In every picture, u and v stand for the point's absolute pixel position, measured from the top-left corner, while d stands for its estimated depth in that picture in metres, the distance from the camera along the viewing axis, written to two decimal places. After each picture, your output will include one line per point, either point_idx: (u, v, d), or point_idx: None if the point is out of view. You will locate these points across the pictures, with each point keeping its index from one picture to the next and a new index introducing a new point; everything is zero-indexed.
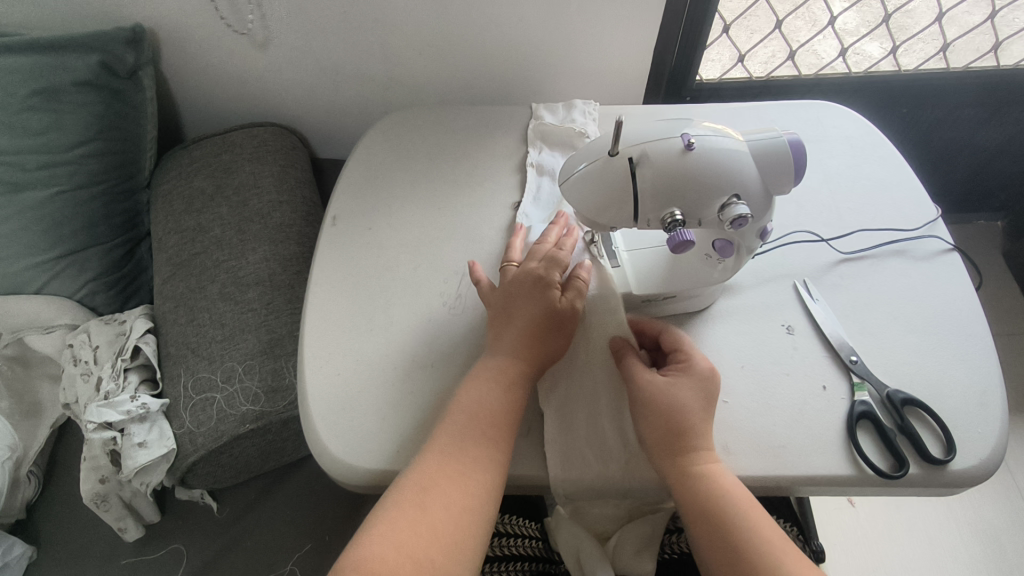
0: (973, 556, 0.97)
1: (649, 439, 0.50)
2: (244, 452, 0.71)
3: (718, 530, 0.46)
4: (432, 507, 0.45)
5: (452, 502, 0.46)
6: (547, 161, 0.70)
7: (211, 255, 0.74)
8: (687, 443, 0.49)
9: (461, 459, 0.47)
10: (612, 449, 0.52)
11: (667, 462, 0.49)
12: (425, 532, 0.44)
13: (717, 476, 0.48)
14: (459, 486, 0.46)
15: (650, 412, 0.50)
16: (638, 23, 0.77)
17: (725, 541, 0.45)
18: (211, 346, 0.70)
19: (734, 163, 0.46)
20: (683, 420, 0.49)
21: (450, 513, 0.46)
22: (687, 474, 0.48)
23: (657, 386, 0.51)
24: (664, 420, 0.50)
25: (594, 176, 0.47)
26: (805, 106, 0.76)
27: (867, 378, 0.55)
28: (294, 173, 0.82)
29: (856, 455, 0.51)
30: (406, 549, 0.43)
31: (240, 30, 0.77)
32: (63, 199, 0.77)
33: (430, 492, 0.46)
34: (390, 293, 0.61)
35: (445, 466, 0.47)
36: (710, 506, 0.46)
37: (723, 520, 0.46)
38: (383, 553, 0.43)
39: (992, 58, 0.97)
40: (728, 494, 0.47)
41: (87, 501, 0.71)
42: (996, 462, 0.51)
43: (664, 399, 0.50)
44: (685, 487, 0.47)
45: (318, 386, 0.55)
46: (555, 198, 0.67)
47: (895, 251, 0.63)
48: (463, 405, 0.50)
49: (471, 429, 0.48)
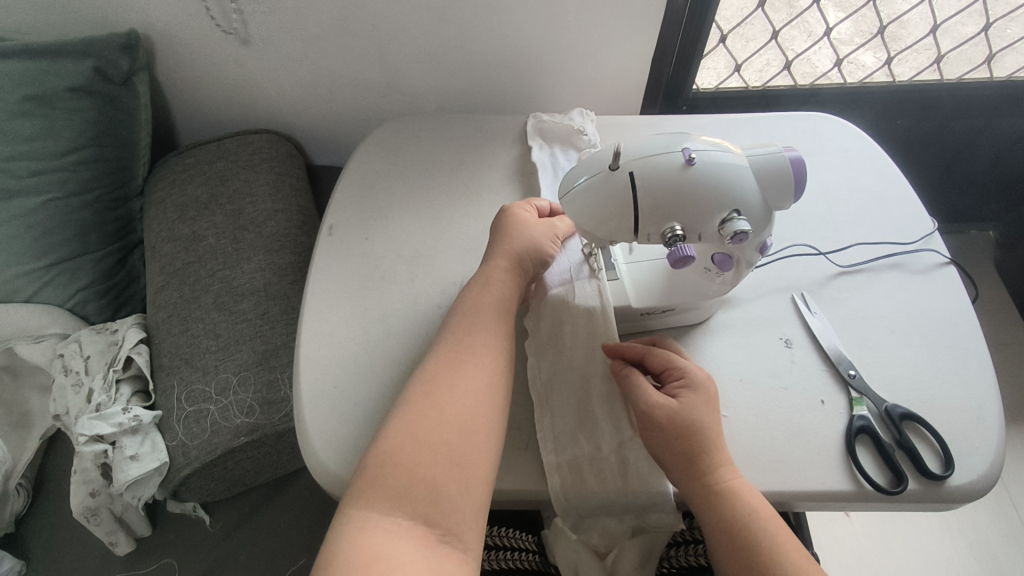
0: (967, 567, 0.97)
1: (668, 461, 0.50)
2: (239, 465, 0.69)
3: (745, 551, 0.46)
4: (443, 401, 0.48)
5: (464, 393, 0.48)
6: (545, 156, 0.71)
7: (205, 264, 0.73)
8: (704, 461, 0.49)
9: (468, 356, 0.51)
10: (611, 469, 0.51)
11: (689, 483, 0.49)
12: (440, 422, 0.47)
13: (741, 493, 0.48)
14: (469, 381, 0.49)
15: (667, 434, 0.50)
16: (636, 33, 0.77)
17: (755, 564, 0.46)
18: (206, 356, 0.69)
19: (734, 178, 0.46)
20: (703, 439, 0.49)
21: (462, 403, 0.48)
22: (713, 495, 0.48)
23: (671, 410, 0.50)
24: (684, 442, 0.49)
25: (594, 190, 0.47)
26: (803, 118, 0.76)
27: (865, 393, 0.54)
28: (289, 180, 0.81)
29: (855, 471, 0.51)
30: (424, 438, 0.46)
31: (227, 30, 0.75)
32: (54, 207, 0.76)
33: (439, 389, 0.48)
34: (386, 304, 0.61)
35: (451, 364, 0.50)
36: (736, 527, 0.46)
37: (749, 539, 0.46)
38: (403, 445, 0.45)
39: (985, 69, 0.97)
40: (754, 513, 0.47)
41: (78, 516, 0.70)
42: (993, 477, 0.51)
43: (681, 420, 0.50)
44: (712, 508, 0.47)
45: (314, 399, 0.55)
46: (554, 192, 0.68)
47: (892, 264, 0.64)
48: (469, 307, 0.54)
49: (467, 346, 0.51)
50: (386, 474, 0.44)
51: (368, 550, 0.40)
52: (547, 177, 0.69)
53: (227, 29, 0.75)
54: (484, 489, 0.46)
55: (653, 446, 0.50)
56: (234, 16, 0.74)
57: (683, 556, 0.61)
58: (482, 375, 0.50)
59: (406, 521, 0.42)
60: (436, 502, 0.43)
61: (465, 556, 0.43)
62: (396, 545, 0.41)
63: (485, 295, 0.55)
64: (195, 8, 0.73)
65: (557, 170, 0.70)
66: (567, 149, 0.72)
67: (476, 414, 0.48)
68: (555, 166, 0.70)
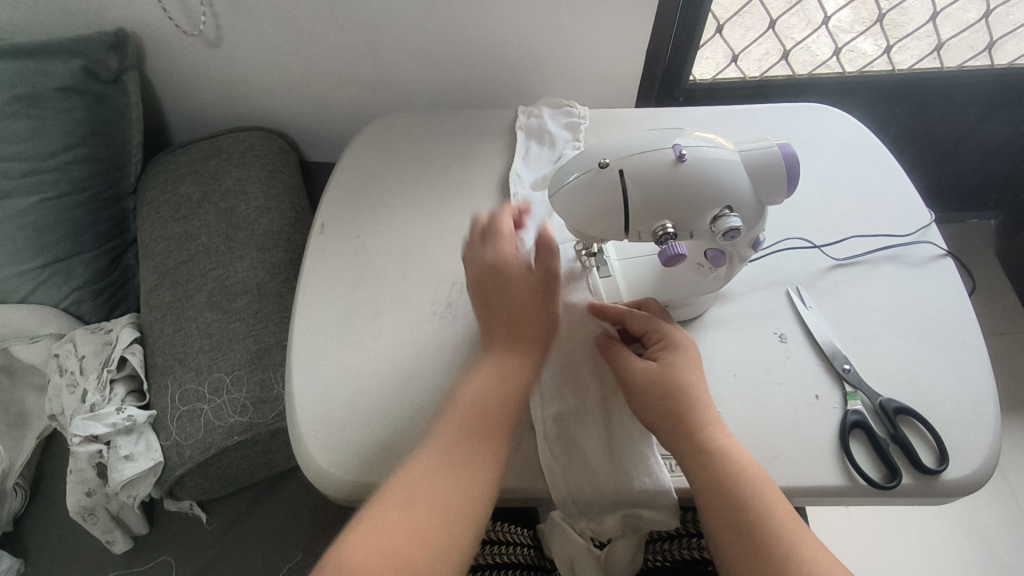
0: (967, 558, 0.97)
1: (657, 421, 0.49)
2: (234, 464, 0.69)
3: (734, 511, 0.45)
4: (447, 475, 0.44)
5: (475, 463, 0.45)
6: (536, 124, 0.72)
7: (198, 264, 0.73)
8: (687, 423, 0.48)
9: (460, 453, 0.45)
10: (600, 453, 0.51)
11: (679, 442, 0.48)
12: (440, 494, 0.43)
13: (728, 450, 0.47)
14: (480, 456, 0.45)
15: (651, 396, 0.49)
16: (630, 25, 0.76)
17: (743, 526, 0.44)
18: (199, 356, 0.69)
19: (725, 173, 0.46)
20: (688, 399, 0.49)
21: (444, 503, 0.43)
22: (701, 454, 0.47)
23: (651, 373, 0.50)
24: (672, 400, 0.49)
25: (586, 188, 0.46)
26: (799, 109, 0.75)
27: (860, 388, 0.54)
28: (283, 177, 0.81)
29: (848, 465, 0.51)
30: (419, 508, 0.43)
31: (191, 32, 0.75)
32: (46, 207, 0.76)
33: (425, 484, 0.44)
34: (379, 303, 0.61)
35: (439, 469, 0.44)
36: (726, 485, 0.45)
37: (735, 496, 0.45)
38: (371, 542, 0.41)
39: (986, 57, 0.96)
40: (742, 470, 0.46)
41: (74, 515, 0.70)
42: (989, 472, 0.51)
43: (661, 381, 0.50)
44: (701, 464, 0.47)
45: (306, 400, 0.55)
46: (543, 159, 0.69)
47: (889, 257, 0.63)
48: (467, 400, 0.48)
49: (497, 390, 0.48)
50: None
51: None
52: (549, 167, 0.68)
53: (190, 31, 0.75)
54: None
55: (640, 407, 0.50)
56: (202, 18, 0.74)
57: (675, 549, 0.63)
58: (469, 493, 0.44)
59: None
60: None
61: None
62: None
63: (491, 374, 0.49)
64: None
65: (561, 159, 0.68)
66: (557, 115, 0.73)
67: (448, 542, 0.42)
68: (544, 132, 0.71)
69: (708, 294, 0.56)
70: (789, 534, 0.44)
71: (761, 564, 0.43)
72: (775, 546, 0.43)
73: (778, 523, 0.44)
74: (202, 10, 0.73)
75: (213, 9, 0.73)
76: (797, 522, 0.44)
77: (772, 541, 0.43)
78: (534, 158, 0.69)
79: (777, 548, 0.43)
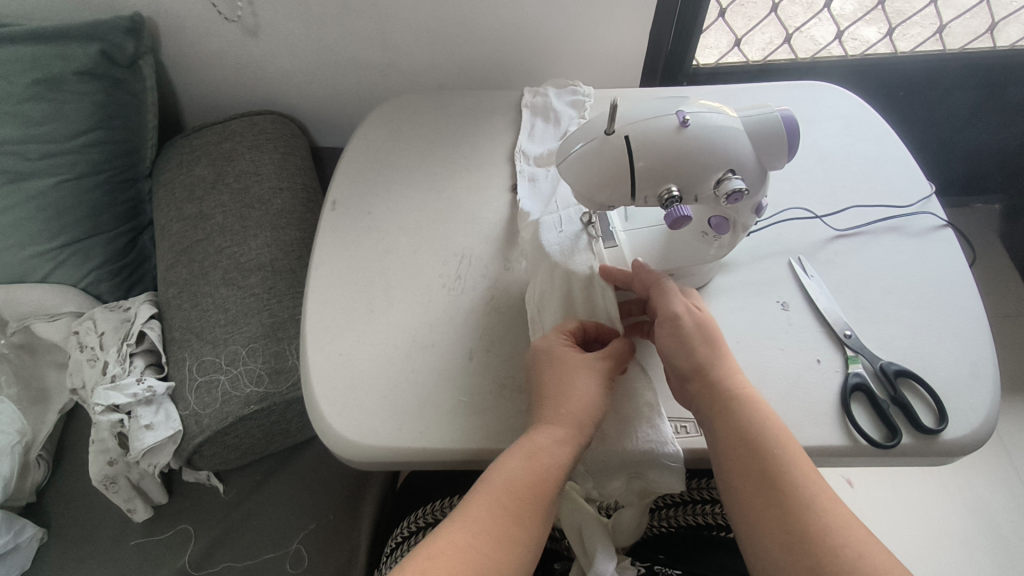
0: (971, 536, 0.98)
1: (685, 364, 0.51)
2: (250, 433, 0.70)
3: (749, 451, 0.46)
4: (522, 477, 0.46)
5: (552, 461, 0.47)
6: (540, 101, 0.74)
7: (213, 242, 0.75)
8: (723, 370, 0.50)
9: (493, 520, 0.45)
10: (611, 420, 0.52)
11: (708, 389, 0.50)
12: (512, 492, 0.45)
13: (754, 401, 0.49)
14: (555, 455, 0.47)
15: (692, 340, 0.51)
16: (634, 7, 0.77)
17: (762, 470, 0.45)
18: (216, 330, 0.71)
19: (727, 138, 0.47)
20: (721, 349, 0.51)
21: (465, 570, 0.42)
22: (729, 403, 0.48)
23: (690, 318, 0.51)
24: (702, 346, 0.51)
25: (592, 154, 0.47)
26: (801, 87, 0.76)
27: (861, 352, 0.55)
28: (294, 160, 0.83)
29: (850, 426, 0.52)
30: (496, 508, 0.45)
31: (231, 18, 0.78)
32: (66, 188, 0.78)
33: (450, 542, 0.43)
34: (390, 275, 0.62)
35: (468, 538, 0.44)
36: (747, 432, 0.47)
37: (756, 443, 0.46)
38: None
39: (988, 39, 0.97)
40: (765, 420, 0.47)
41: (97, 484, 0.71)
42: (987, 432, 0.52)
43: (701, 328, 0.51)
44: (726, 413, 0.48)
45: (320, 366, 0.56)
46: (548, 134, 0.71)
47: (890, 228, 0.64)
48: (504, 479, 0.46)
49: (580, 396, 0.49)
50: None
51: None
52: (554, 143, 0.70)
53: (230, 17, 0.78)
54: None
55: (671, 350, 0.51)
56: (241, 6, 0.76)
57: (679, 516, 0.65)
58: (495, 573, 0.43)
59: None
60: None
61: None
62: None
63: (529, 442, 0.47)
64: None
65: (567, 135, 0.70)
66: (562, 92, 0.74)
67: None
68: (548, 109, 0.73)
69: (711, 263, 0.57)
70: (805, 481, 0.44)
71: (774, 506, 0.44)
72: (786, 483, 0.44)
73: (793, 463, 0.45)
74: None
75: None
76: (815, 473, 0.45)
77: (789, 485, 0.44)
78: (540, 135, 0.71)
79: (794, 492, 0.44)
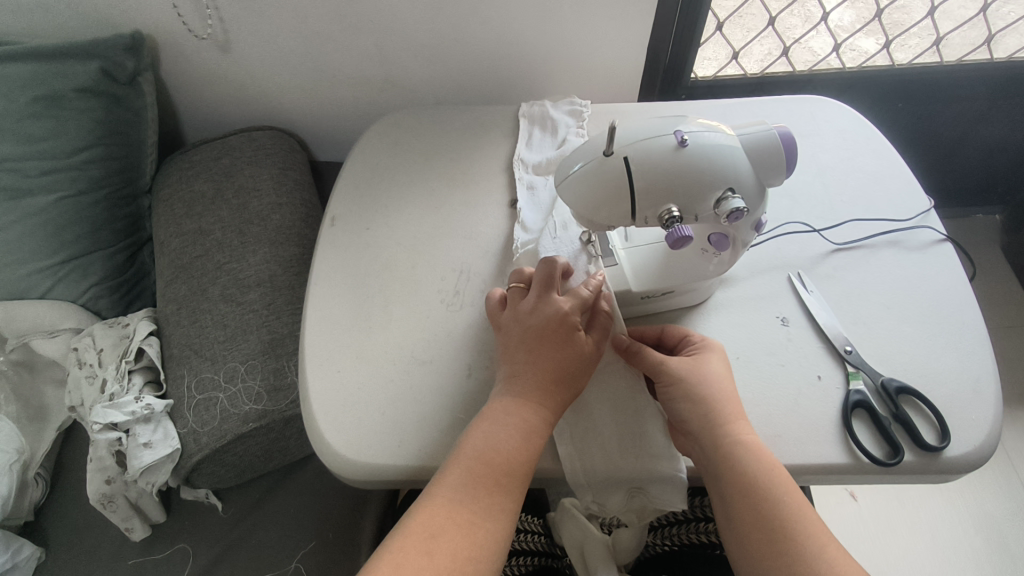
0: (976, 550, 0.97)
1: (685, 415, 0.51)
2: (249, 451, 0.69)
3: (751, 505, 0.47)
4: (502, 449, 0.47)
5: (528, 433, 0.48)
6: (538, 110, 0.74)
7: (212, 258, 0.75)
8: (722, 414, 0.50)
9: (477, 493, 0.46)
10: (613, 440, 0.52)
11: (709, 434, 0.49)
12: (492, 464, 0.47)
13: (757, 446, 0.49)
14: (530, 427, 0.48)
15: (682, 387, 0.51)
16: (632, 22, 0.77)
17: (767, 522, 0.46)
18: (215, 346, 0.70)
19: (726, 157, 0.47)
20: (715, 394, 0.51)
21: (458, 547, 0.44)
22: (731, 450, 0.48)
23: (684, 366, 0.52)
24: (701, 395, 0.51)
25: (591, 176, 0.47)
26: (798, 101, 0.77)
27: (862, 368, 0.55)
28: (293, 175, 0.83)
29: (852, 443, 0.52)
30: (477, 477, 0.46)
31: (201, 35, 0.78)
32: (65, 205, 0.78)
33: (440, 526, 0.45)
34: (389, 292, 0.62)
35: (455, 517, 0.45)
36: (751, 483, 0.47)
37: (760, 494, 0.47)
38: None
39: (985, 50, 0.97)
40: (768, 469, 0.47)
41: (94, 503, 0.70)
42: (991, 448, 0.52)
43: (694, 376, 0.51)
44: (730, 461, 0.48)
45: (320, 384, 0.56)
46: (546, 142, 0.71)
47: (889, 242, 0.64)
48: (480, 452, 0.47)
49: (557, 376, 0.50)
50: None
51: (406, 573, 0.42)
52: (552, 152, 0.70)
53: (200, 34, 0.78)
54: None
55: (672, 400, 0.52)
56: (211, 22, 0.76)
57: (683, 534, 0.65)
58: (473, 548, 0.44)
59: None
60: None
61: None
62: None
63: (506, 413, 0.49)
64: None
65: (564, 143, 0.70)
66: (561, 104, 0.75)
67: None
68: (546, 117, 0.74)
69: (710, 280, 0.57)
70: (806, 534, 0.45)
71: (779, 558, 0.45)
72: (791, 538, 0.45)
73: (797, 513, 0.46)
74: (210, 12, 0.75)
75: (219, 12, 0.75)
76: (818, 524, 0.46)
77: (792, 539, 0.45)
78: (537, 144, 0.71)
79: (799, 547, 0.45)
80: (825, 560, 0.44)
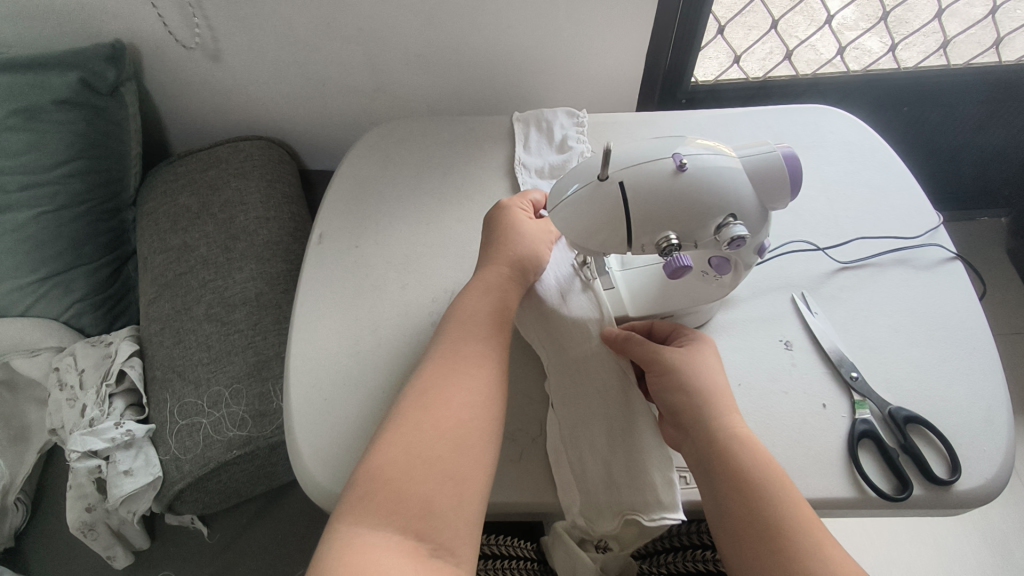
0: (981, 561, 0.96)
1: (677, 406, 0.49)
2: (233, 478, 0.69)
3: (746, 499, 0.44)
4: (442, 387, 0.47)
5: (468, 367, 0.48)
6: (532, 115, 0.73)
7: (198, 275, 0.73)
8: (716, 404, 0.48)
9: (459, 366, 0.48)
10: (602, 449, 0.50)
11: (701, 426, 0.47)
12: (436, 399, 0.46)
13: (750, 440, 0.46)
14: (469, 361, 0.49)
15: (674, 378, 0.49)
16: (630, 27, 0.74)
17: (760, 519, 0.43)
18: (198, 369, 0.69)
19: (728, 181, 0.44)
20: (710, 386, 0.49)
21: (456, 413, 0.46)
22: (723, 445, 0.46)
23: (679, 355, 0.51)
24: (695, 387, 0.49)
25: (585, 202, 0.45)
26: (802, 111, 0.74)
27: (869, 396, 0.53)
28: (282, 187, 0.81)
29: (858, 476, 0.50)
30: (424, 414, 0.45)
31: (189, 45, 0.76)
32: (45, 220, 0.76)
33: (432, 403, 0.46)
34: (376, 313, 0.60)
35: (413, 452, 0.43)
36: (746, 476, 0.44)
37: (753, 486, 0.44)
38: (393, 460, 0.43)
39: (993, 53, 0.94)
40: (761, 463, 0.45)
41: (74, 531, 0.69)
42: (1004, 480, 0.50)
43: (689, 367, 0.50)
44: (724, 454, 0.46)
45: (302, 412, 0.54)
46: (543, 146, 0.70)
47: (896, 260, 0.62)
48: (431, 388, 0.47)
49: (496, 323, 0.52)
50: (376, 490, 0.42)
51: (378, 514, 0.41)
52: (554, 156, 0.69)
53: (189, 44, 0.75)
54: (479, 499, 0.43)
55: (663, 391, 0.50)
56: (199, 30, 0.74)
57: (679, 562, 0.62)
58: (448, 465, 0.43)
59: (396, 536, 0.40)
60: (428, 520, 0.41)
61: (467, 500, 0.43)
62: (403, 516, 0.41)
63: (477, 306, 0.52)
64: (172, 0, 0.70)
65: (566, 148, 0.69)
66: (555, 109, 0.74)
67: (444, 497, 0.42)
68: (541, 119, 0.72)
69: (712, 302, 0.54)
70: (800, 528, 0.42)
71: (774, 555, 0.41)
72: (787, 535, 0.42)
73: (793, 509, 0.43)
74: (197, 21, 0.73)
75: (208, 21, 0.73)
76: (814, 521, 0.43)
77: (788, 534, 0.42)
78: (536, 147, 0.70)
79: (794, 543, 0.42)
80: (823, 556, 0.41)
